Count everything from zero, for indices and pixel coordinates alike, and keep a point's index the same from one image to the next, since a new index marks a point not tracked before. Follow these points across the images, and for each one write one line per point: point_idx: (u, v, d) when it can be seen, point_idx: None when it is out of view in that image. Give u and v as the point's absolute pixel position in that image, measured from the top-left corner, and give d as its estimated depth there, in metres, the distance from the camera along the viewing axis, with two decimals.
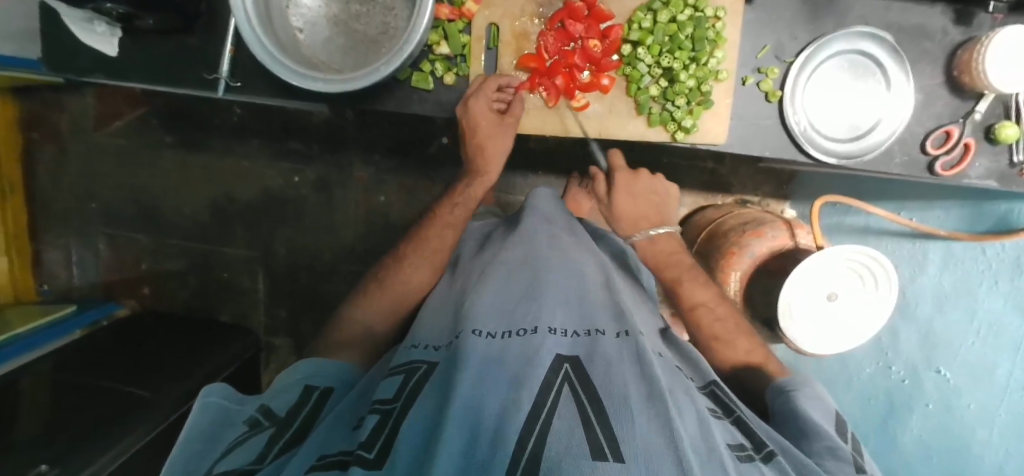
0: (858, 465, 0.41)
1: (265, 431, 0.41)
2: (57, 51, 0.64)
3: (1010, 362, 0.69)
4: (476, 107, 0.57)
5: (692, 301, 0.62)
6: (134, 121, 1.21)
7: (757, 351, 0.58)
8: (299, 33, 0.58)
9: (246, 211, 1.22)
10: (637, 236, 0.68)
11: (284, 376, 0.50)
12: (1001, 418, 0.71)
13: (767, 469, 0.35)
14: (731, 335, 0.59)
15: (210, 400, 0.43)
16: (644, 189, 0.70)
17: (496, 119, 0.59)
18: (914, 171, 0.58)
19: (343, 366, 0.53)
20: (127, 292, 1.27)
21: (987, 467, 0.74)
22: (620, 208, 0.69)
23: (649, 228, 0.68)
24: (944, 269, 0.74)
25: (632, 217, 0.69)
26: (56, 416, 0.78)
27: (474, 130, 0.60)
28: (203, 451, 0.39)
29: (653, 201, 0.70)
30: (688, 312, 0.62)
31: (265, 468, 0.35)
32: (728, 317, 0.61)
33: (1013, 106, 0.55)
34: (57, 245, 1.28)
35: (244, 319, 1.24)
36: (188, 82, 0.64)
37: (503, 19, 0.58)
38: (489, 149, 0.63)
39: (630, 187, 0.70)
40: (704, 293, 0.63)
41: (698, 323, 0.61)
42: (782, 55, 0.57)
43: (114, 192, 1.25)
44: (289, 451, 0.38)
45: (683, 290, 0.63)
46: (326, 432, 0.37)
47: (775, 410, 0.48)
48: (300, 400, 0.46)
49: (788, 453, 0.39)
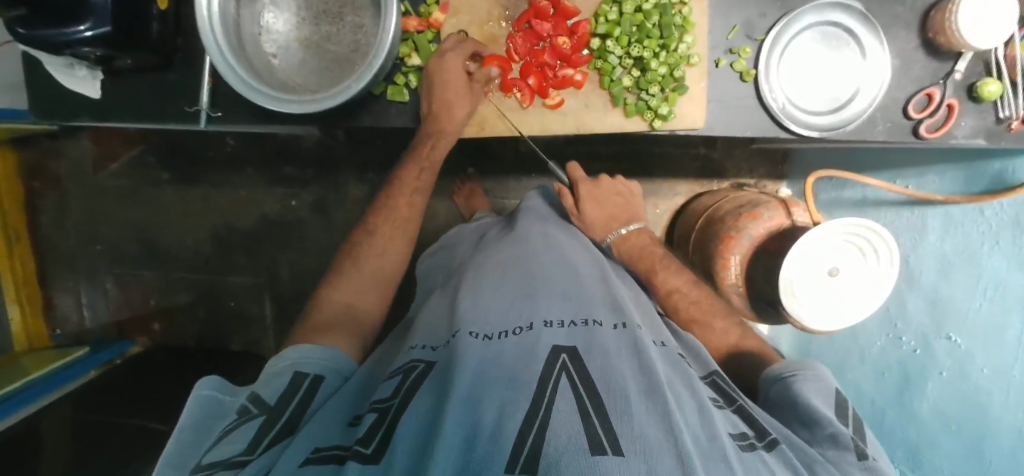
0: (859, 450, 0.38)
1: (254, 419, 0.39)
2: (45, 99, 0.66)
3: (1019, 321, 0.63)
4: (449, 57, 0.56)
5: (667, 287, 0.62)
6: (131, 161, 1.23)
7: (734, 329, 0.57)
8: (273, 58, 0.58)
9: (247, 239, 1.23)
10: (610, 237, 0.67)
11: (273, 362, 0.47)
12: (1014, 383, 0.65)
13: (770, 459, 0.33)
14: (706, 316, 0.58)
15: (204, 394, 0.43)
16: (607, 191, 0.68)
17: (465, 81, 0.58)
18: (899, 136, 0.58)
19: (337, 350, 0.49)
20: (138, 329, 1.29)
21: (1009, 430, 0.66)
22: (593, 219, 0.67)
23: (620, 228, 0.67)
24: (945, 234, 0.73)
25: (605, 223, 0.67)
26: (73, 455, 0.79)
27: (442, 87, 0.57)
28: (194, 442, 0.39)
29: (616, 200, 0.68)
30: (663, 296, 0.62)
31: (255, 461, 0.36)
32: (704, 298, 0.60)
33: (994, 63, 0.54)
34: (68, 288, 1.30)
35: (254, 346, 1.24)
36: (171, 116, 0.65)
37: (471, 25, 0.59)
38: (447, 117, 0.59)
39: (596, 195, 0.67)
40: (678, 278, 0.62)
41: (674, 309, 0.61)
42: (753, 33, 0.57)
43: (118, 232, 1.27)
44: (279, 444, 0.38)
45: (657, 279, 0.63)
46: (321, 427, 0.37)
47: (774, 399, 0.45)
48: (290, 386, 0.43)
49: (791, 442, 0.38)
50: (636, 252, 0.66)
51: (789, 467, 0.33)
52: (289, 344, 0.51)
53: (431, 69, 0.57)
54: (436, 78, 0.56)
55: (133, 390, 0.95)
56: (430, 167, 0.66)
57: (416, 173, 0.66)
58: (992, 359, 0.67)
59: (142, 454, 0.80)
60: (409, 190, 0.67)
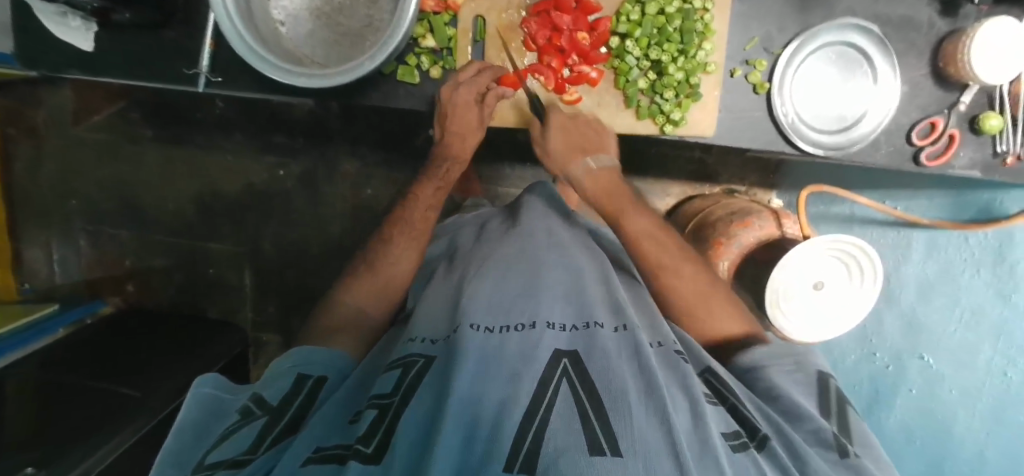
0: (841, 447, 0.39)
1: (257, 420, 0.39)
2: (29, 46, 0.62)
3: (991, 349, 0.71)
4: (459, 92, 0.58)
5: (636, 231, 0.59)
6: (114, 115, 1.18)
7: (702, 276, 0.58)
8: (281, 26, 0.56)
9: (232, 206, 1.20)
10: (572, 170, 0.60)
11: (275, 365, 0.48)
12: (984, 402, 0.73)
13: (761, 458, 0.34)
14: (675, 262, 0.58)
15: (202, 392, 0.42)
16: (581, 122, 0.58)
17: (477, 107, 0.59)
18: (900, 161, 0.59)
19: (338, 353, 0.51)
20: (112, 290, 1.25)
21: (968, 450, 0.77)
22: (555, 148, 0.59)
23: (585, 161, 0.59)
24: (927, 257, 0.77)
25: (568, 154, 0.60)
26: (43, 415, 0.76)
27: (456, 115, 0.60)
28: (196, 442, 0.38)
29: (589, 131, 0.59)
30: (631, 244, 0.60)
31: (255, 462, 0.34)
32: (671, 243, 0.60)
33: (997, 97, 0.56)
34: (37, 242, 1.24)
35: (233, 314, 1.23)
36: (167, 77, 0.62)
37: (489, 11, 0.58)
38: (468, 137, 0.63)
39: (566, 126, 0.58)
40: (646, 221, 0.60)
41: (642, 254, 0.59)
42: (771, 47, 0.57)
43: (95, 187, 1.22)
44: (280, 444, 0.37)
45: (624, 221, 0.60)
46: (322, 425, 0.37)
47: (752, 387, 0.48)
48: (293, 389, 0.44)
49: (783, 434, 0.38)
50: (603, 190, 0.61)
51: (780, 468, 0.34)
52: (300, 346, 0.52)
53: (443, 100, 0.58)
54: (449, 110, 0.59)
55: (105, 354, 0.92)
56: (447, 186, 0.68)
57: (432, 192, 0.68)
58: (963, 383, 0.75)
59: (108, 423, 0.75)
60: (424, 206, 0.67)
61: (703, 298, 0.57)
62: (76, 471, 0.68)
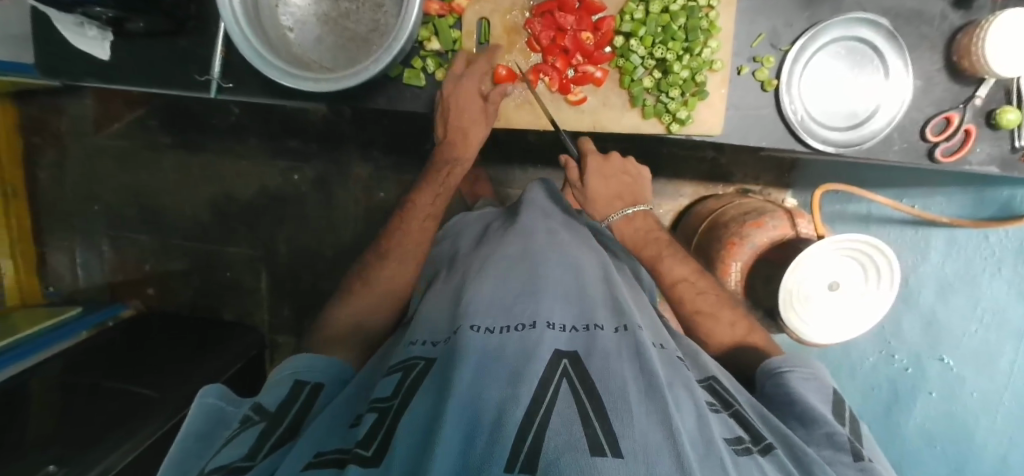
0: (857, 452, 0.38)
1: (255, 426, 0.40)
2: (50, 56, 0.64)
3: (1013, 350, 0.69)
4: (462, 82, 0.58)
5: (673, 277, 0.62)
6: (133, 122, 1.22)
7: (741, 322, 0.60)
8: (290, 32, 0.57)
9: (247, 210, 1.22)
10: (613, 217, 0.66)
11: (274, 372, 0.49)
12: (1004, 410, 0.71)
13: (764, 462, 0.34)
14: (713, 307, 0.60)
15: (206, 402, 0.43)
16: (616, 169, 0.67)
17: (479, 103, 0.60)
18: (914, 157, 0.58)
19: (336, 360, 0.52)
20: (131, 293, 1.28)
21: (990, 455, 0.74)
22: (597, 195, 0.67)
23: (624, 208, 0.67)
24: (946, 257, 0.75)
25: (608, 201, 0.67)
26: (65, 415, 0.78)
27: (460, 112, 0.61)
28: (199, 451, 0.39)
29: (624, 179, 0.68)
30: (669, 288, 0.62)
31: (256, 467, 0.35)
32: (710, 289, 0.62)
33: (1014, 91, 0.54)
34: (61, 247, 1.28)
35: (248, 317, 1.25)
36: (180, 84, 0.64)
37: (493, 13, 0.58)
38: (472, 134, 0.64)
39: (603, 173, 0.67)
40: (684, 268, 0.63)
41: (680, 299, 0.62)
42: (778, 43, 0.56)
43: (116, 193, 1.26)
44: (279, 449, 0.37)
45: (662, 267, 0.63)
46: (321, 432, 0.37)
47: (768, 392, 0.47)
48: (292, 395, 0.45)
49: (789, 445, 0.37)
50: (641, 237, 0.66)
51: (784, 471, 0.33)
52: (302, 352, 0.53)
53: (445, 95, 0.59)
54: (451, 105, 0.60)
55: (124, 355, 0.95)
56: (445, 193, 0.69)
57: (431, 199, 0.68)
58: (982, 385, 0.73)
59: (126, 423, 0.77)
60: (433, 209, 0.68)
61: (740, 340, 0.58)
62: (94, 472, 0.69)
